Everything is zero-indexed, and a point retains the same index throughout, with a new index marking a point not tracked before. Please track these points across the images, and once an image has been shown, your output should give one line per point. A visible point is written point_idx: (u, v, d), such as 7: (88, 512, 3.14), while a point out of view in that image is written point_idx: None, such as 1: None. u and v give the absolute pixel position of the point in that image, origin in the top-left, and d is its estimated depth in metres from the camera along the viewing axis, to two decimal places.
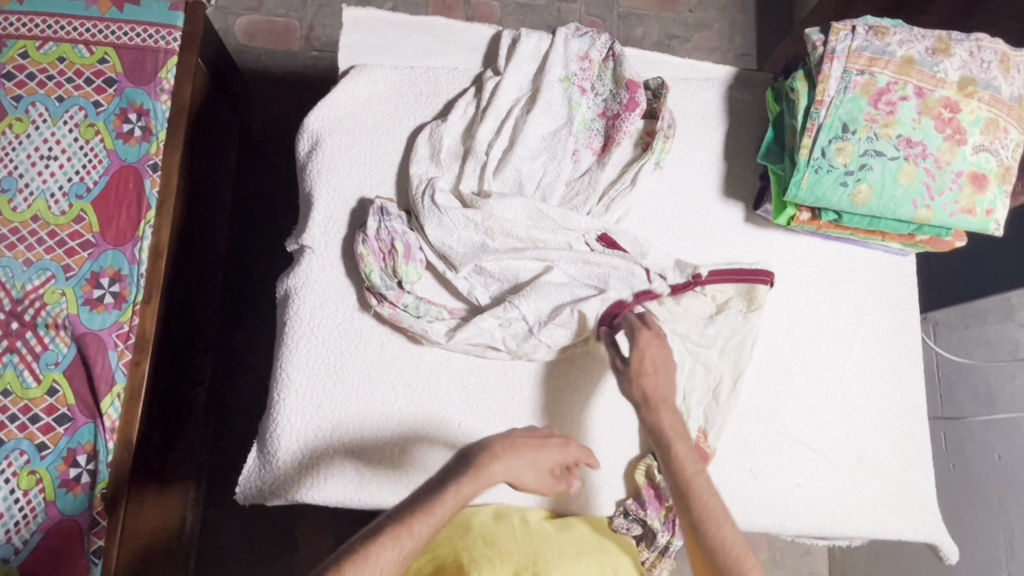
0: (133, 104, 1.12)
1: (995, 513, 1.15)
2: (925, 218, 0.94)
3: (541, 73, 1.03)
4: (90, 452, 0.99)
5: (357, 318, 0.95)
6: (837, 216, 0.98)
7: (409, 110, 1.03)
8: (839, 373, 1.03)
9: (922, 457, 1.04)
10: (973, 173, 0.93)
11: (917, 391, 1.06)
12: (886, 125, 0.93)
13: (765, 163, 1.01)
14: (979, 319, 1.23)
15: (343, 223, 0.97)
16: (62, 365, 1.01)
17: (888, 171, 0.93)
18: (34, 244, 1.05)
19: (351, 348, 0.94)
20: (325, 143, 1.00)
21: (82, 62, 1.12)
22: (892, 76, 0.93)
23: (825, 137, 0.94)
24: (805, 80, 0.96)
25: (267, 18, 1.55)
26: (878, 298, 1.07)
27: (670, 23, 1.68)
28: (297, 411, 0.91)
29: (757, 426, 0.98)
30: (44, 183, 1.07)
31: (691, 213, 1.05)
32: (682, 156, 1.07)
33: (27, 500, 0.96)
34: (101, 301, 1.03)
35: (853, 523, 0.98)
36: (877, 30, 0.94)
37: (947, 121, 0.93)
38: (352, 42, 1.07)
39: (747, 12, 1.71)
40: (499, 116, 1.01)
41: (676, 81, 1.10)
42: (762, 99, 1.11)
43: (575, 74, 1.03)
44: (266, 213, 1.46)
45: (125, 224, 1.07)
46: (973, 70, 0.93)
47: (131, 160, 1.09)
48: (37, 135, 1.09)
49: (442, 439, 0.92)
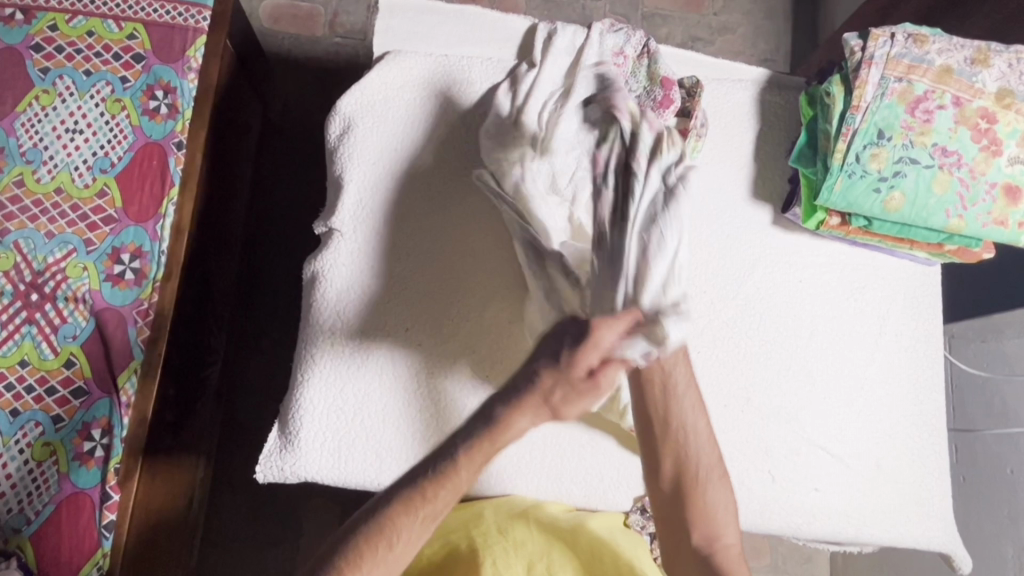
0: (160, 81, 1.11)
1: (1005, 527, 1.16)
2: (956, 227, 0.94)
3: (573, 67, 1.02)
4: (105, 426, 0.98)
5: (384, 298, 0.95)
6: (867, 222, 0.99)
7: (442, 98, 1.03)
8: (860, 379, 1.03)
9: (939, 467, 1.04)
10: (1007, 185, 0.93)
11: (935, 400, 1.06)
12: (922, 133, 0.93)
13: (797, 166, 1.00)
14: (997, 333, 1.23)
15: (375, 206, 0.97)
16: (80, 338, 1.01)
17: (921, 179, 0.93)
18: (57, 217, 1.05)
19: (377, 328, 0.94)
20: (357, 127, 1.00)
21: (111, 37, 1.12)
22: (930, 84, 0.93)
23: (860, 142, 0.94)
24: (841, 85, 0.97)
25: (293, 2, 1.55)
26: (902, 306, 1.07)
27: (695, 24, 1.68)
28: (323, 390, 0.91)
29: (777, 428, 0.99)
30: (68, 156, 1.07)
31: (718, 214, 1.05)
32: (711, 156, 1.07)
33: (40, 471, 0.96)
34: (121, 276, 1.03)
35: (868, 530, 0.98)
36: (917, 38, 0.94)
37: (983, 132, 0.93)
38: (386, 28, 1.07)
39: (773, 17, 1.71)
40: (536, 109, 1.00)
41: (708, 82, 1.10)
42: (793, 103, 1.11)
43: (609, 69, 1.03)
44: (286, 197, 1.46)
45: (149, 201, 1.07)
46: (1011, 82, 0.93)
47: (156, 137, 1.09)
48: (63, 107, 1.09)
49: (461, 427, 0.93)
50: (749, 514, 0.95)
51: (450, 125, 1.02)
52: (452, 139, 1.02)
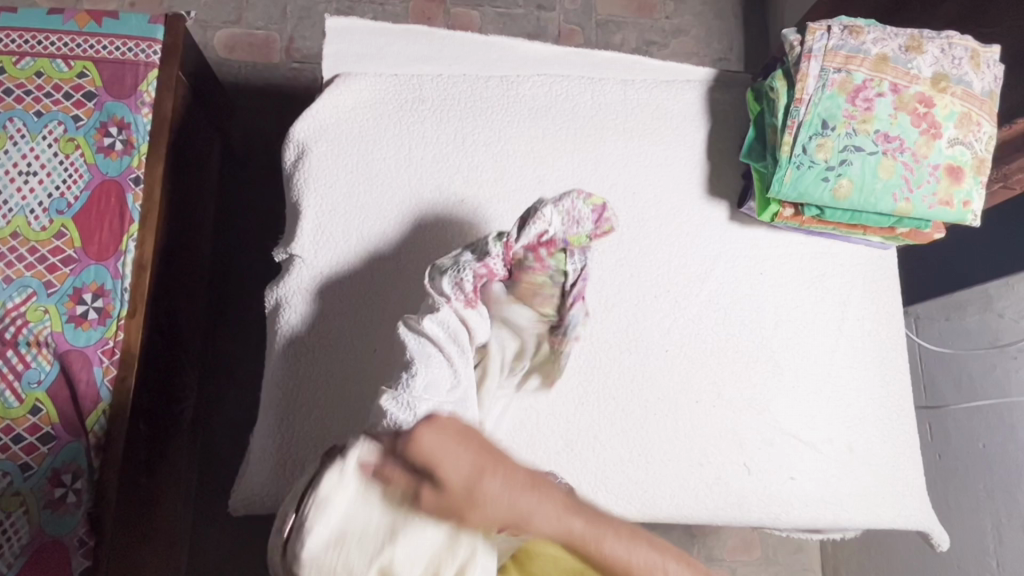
0: (113, 118, 1.10)
1: (982, 501, 1.17)
2: (904, 210, 0.96)
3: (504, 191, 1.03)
4: (75, 471, 0.96)
5: (345, 338, 0.94)
6: (819, 211, 1.01)
7: (394, 116, 1.04)
8: (827, 366, 1.05)
9: (910, 447, 1.06)
10: (950, 166, 0.96)
11: (901, 381, 1.08)
12: (864, 121, 0.96)
13: (748, 161, 1.03)
14: (959, 310, 1.26)
15: (334, 228, 0.97)
16: (45, 384, 0.99)
17: (867, 166, 0.96)
18: (15, 261, 1.03)
19: (342, 368, 0.94)
20: (312, 151, 1.00)
21: (60, 77, 1.11)
22: (868, 73, 0.96)
23: (806, 134, 0.96)
24: (784, 79, 0.99)
25: (246, 31, 1.55)
26: (862, 291, 1.09)
27: (648, 29, 1.70)
28: (276, 418, 0.92)
29: (749, 420, 1.00)
30: (22, 199, 1.05)
31: (676, 213, 1.07)
32: (666, 156, 1.09)
33: (11, 523, 0.94)
34: (84, 317, 1.02)
35: (847, 514, 0.99)
36: (852, 30, 0.97)
37: (922, 116, 0.96)
38: (337, 51, 1.08)
39: (723, 17, 1.74)
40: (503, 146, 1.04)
41: (658, 84, 1.13)
42: (741, 99, 1.14)
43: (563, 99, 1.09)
44: (249, 225, 1.45)
45: (108, 239, 1.05)
46: (945, 67, 0.96)
47: (112, 174, 1.08)
48: (16, 150, 1.07)
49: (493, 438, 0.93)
50: (728, 508, 0.97)
51: (404, 142, 1.03)
52: (408, 156, 1.02)
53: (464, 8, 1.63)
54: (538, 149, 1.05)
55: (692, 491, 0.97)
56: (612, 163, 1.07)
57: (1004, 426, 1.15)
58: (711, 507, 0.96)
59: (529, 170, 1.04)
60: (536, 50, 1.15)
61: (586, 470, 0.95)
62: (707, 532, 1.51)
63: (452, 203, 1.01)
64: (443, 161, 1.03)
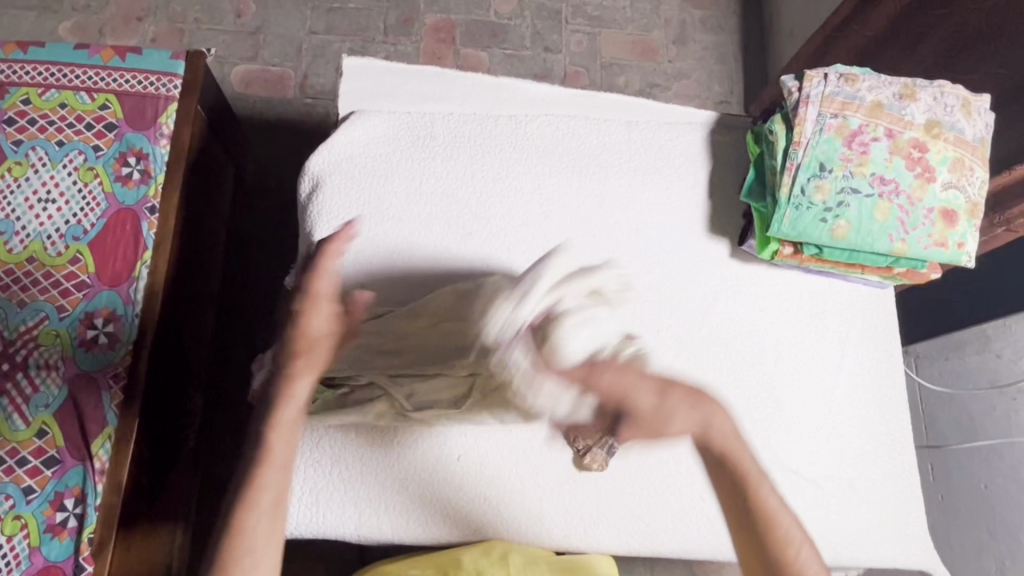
0: (133, 148, 1.14)
1: (985, 543, 1.17)
2: (901, 251, 0.99)
3: (514, 212, 1.07)
4: (78, 495, 0.97)
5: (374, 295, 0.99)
6: (818, 250, 1.04)
7: (406, 152, 1.07)
8: (828, 403, 1.07)
9: (912, 485, 1.06)
10: (944, 209, 0.99)
11: (903, 418, 1.10)
12: (860, 164, 0.99)
13: (749, 201, 1.07)
14: (958, 350, 1.28)
15: (346, 259, 1.00)
16: (52, 407, 1.00)
17: (864, 208, 0.99)
18: (29, 286, 1.05)
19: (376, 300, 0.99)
20: (326, 185, 1.03)
21: (83, 108, 1.15)
22: (864, 119, 1.00)
23: (804, 175, 1.00)
24: (783, 123, 1.03)
25: (263, 67, 1.60)
26: (861, 329, 1.12)
27: (651, 72, 1.76)
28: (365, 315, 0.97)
29: (750, 455, 1.02)
30: (40, 225, 1.08)
31: (678, 250, 1.10)
32: (668, 196, 1.12)
33: (11, 547, 0.94)
34: (95, 341, 1.03)
35: (847, 552, 1.00)
36: (848, 77, 1.01)
37: (917, 160, 0.99)
38: (353, 89, 1.12)
39: (724, 62, 1.80)
40: (509, 182, 1.08)
41: (662, 125, 1.17)
42: (741, 142, 1.18)
43: (568, 135, 1.13)
44: (259, 254, 1.48)
45: (122, 265, 1.08)
46: (938, 114, 1.00)
47: (129, 203, 1.11)
48: (36, 178, 1.10)
49: (493, 469, 0.96)
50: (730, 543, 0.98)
51: (415, 178, 1.06)
52: (418, 191, 1.05)
53: (473, 49, 1.69)
54: (544, 186, 1.09)
55: (692, 523, 0.98)
56: (616, 201, 1.10)
57: (1006, 466, 1.16)
58: (713, 541, 0.98)
59: (535, 206, 1.08)
60: (543, 92, 1.18)
61: (589, 502, 0.97)
62: (708, 568, 1.49)
63: (459, 237, 1.04)
64: (450, 197, 1.06)
